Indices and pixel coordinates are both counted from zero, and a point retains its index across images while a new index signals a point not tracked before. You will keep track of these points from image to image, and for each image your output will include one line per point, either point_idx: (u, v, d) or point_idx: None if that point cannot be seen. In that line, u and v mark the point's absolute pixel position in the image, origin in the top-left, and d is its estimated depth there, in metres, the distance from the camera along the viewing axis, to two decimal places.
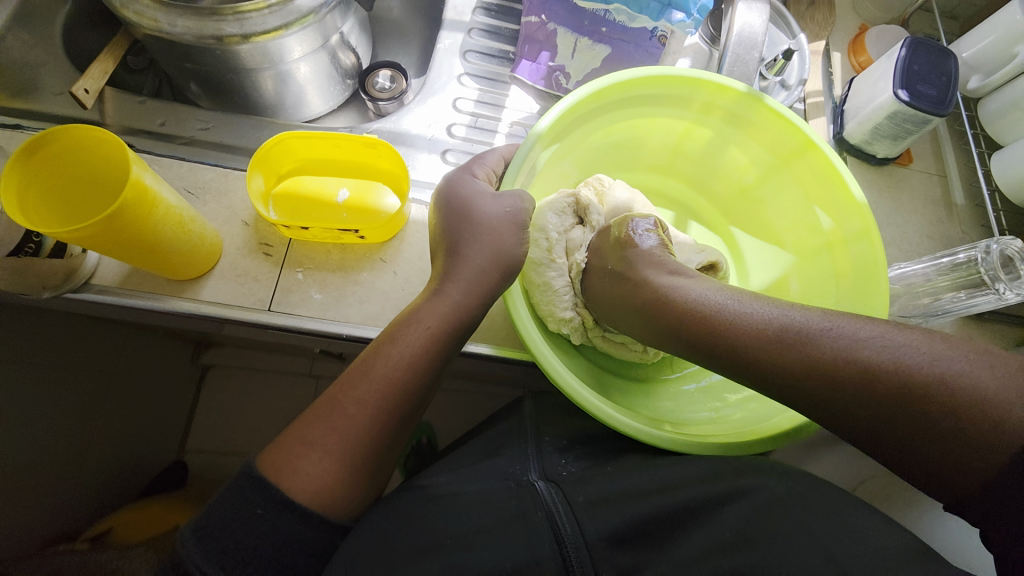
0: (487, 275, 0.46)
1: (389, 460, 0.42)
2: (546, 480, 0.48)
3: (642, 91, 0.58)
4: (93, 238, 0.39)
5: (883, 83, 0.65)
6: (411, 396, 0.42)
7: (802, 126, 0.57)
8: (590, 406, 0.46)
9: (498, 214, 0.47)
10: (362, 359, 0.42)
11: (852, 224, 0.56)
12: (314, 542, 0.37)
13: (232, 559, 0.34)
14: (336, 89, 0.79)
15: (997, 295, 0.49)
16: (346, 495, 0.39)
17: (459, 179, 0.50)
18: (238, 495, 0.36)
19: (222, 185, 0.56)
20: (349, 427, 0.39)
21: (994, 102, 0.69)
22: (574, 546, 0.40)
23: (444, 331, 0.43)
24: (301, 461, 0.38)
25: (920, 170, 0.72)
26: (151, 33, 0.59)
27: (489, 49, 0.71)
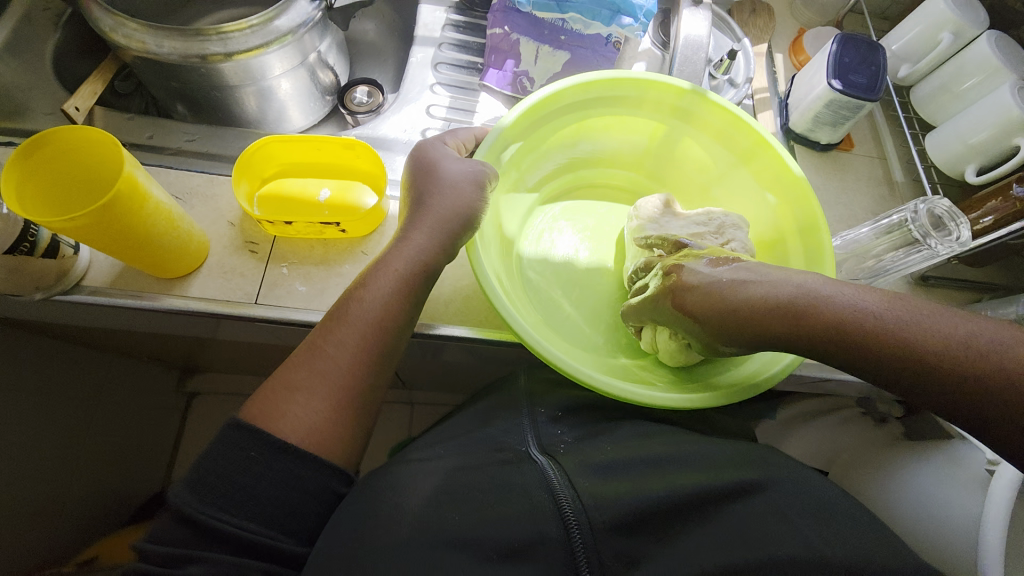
0: (449, 223, 0.49)
1: (371, 403, 0.44)
2: (545, 454, 0.49)
3: (609, 91, 0.62)
4: (88, 230, 0.42)
5: (818, 76, 0.71)
6: (387, 333, 0.45)
7: (753, 123, 0.60)
8: (574, 371, 0.47)
9: (462, 173, 0.51)
10: (337, 309, 0.45)
11: (802, 218, 0.59)
12: (308, 481, 0.39)
13: (230, 500, 0.36)
14: (315, 105, 0.83)
15: (930, 250, 0.54)
16: (341, 435, 0.41)
17: (431, 145, 0.53)
18: (227, 442, 0.38)
19: (207, 190, 0.59)
20: (332, 368, 0.42)
21: (924, 88, 0.76)
22: (577, 520, 0.41)
23: (410, 273, 0.47)
24: (289, 405, 0.41)
25: (863, 154, 0.78)
26: (139, 55, 0.62)
27: (459, 61, 0.76)
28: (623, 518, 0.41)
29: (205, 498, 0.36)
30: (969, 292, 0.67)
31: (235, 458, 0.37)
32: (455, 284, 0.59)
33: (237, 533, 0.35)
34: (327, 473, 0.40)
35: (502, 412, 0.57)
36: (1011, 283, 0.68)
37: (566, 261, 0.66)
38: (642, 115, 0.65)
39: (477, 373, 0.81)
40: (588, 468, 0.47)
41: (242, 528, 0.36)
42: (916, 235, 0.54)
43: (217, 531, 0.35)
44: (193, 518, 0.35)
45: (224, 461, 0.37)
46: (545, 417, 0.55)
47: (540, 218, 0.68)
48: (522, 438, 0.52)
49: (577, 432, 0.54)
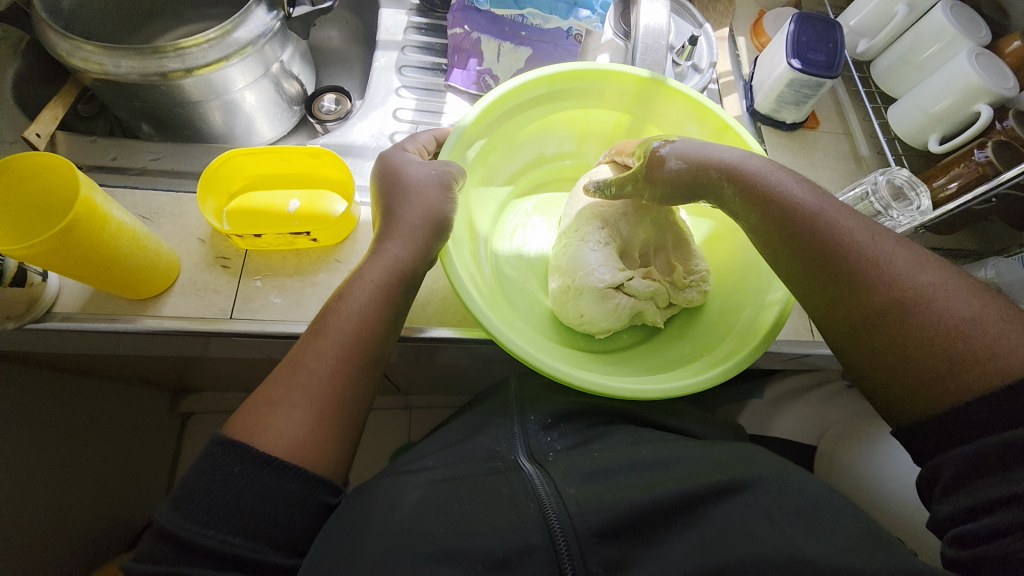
0: (421, 230, 0.49)
1: (358, 415, 0.44)
2: (534, 463, 0.50)
3: (571, 84, 0.62)
4: (50, 254, 0.42)
5: (778, 57, 0.72)
6: (367, 342, 0.44)
7: (716, 108, 0.60)
8: (552, 371, 0.48)
9: (425, 178, 0.51)
10: (315, 323, 0.45)
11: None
12: (293, 495, 0.38)
13: (214, 516, 0.36)
14: (283, 115, 0.83)
15: (892, 221, 0.55)
16: (325, 445, 0.41)
17: (391, 153, 0.53)
18: (209, 461, 0.38)
19: (175, 208, 0.58)
20: (312, 380, 0.42)
21: (884, 60, 0.76)
22: (562, 530, 0.41)
23: (387, 282, 0.46)
24: (270, 418, 0.40)
25: (828, 131, 0.79)
26: (98, 77, 0.62)
27: (424, 63, 0.76)
28: (609, 523, 0.42)
29: (188, 514, 0.36)
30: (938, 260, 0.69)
31: (218, 476, 0.37)
32: (434, 290, 0.60)
33: (221, 548, 0.35)
34: (314, 484, 0.39)
35: (496, 418, 0.58)
36: (977, 248, 0.70)
37: (539, 254, 0.67)
38: (608, 106, 0.66)
39: (464, 372, 0.81)
40: (575, 476, 0.48)
41: (226, 542, 0.35)
42: (877, 206, 0.55)
43: (200, 546, 0.35)
44: (177, 535, 0.35)
45: (206, 479, 0.37)
46: (537, 426, 0.55)
47: (513, 213, 0.69)
48: (512, 446, 0.53)
49: (569, 440, 0.54)
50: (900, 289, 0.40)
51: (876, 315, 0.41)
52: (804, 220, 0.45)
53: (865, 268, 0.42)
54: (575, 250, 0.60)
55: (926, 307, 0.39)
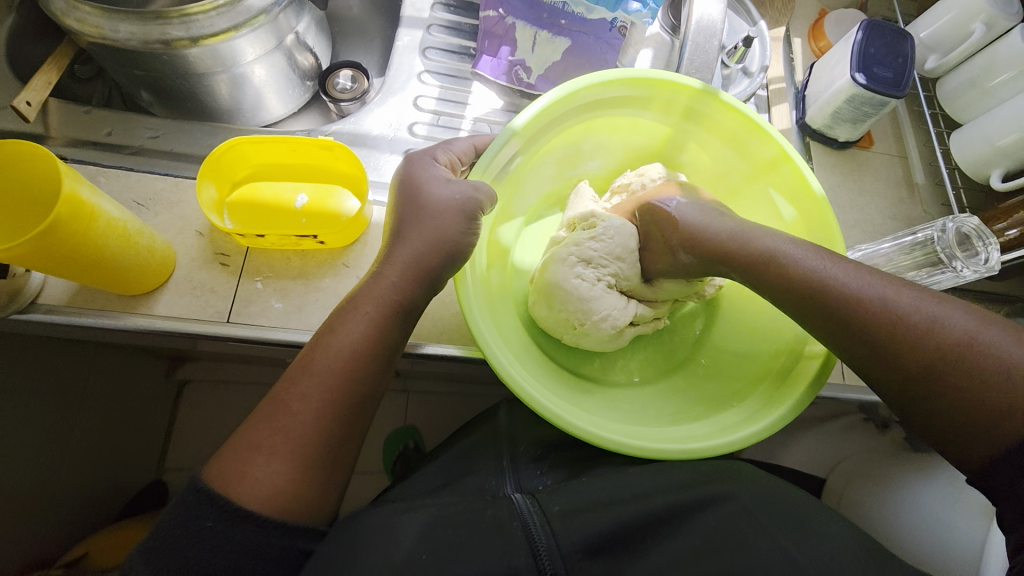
0: (426, 258, 0.45)
1: (347, 460, 0.40)
2: (522, 492, 0.47)
3: (621, 92, 0.56)
4: (30, 256, 0.38)
5: (841, 68, 0.66)
6: (359, 382, 0.40)
7: (776, 134, 0.55)
8: (564, 423, 0.44)
9: (438, 197, 0.46)
10: (302, 357, 0.41)
11: (821, 240, 0.54)
12: (271, 547, 0.35)
13: (186, 573, 0.33)
14: (295, 91, 0.77)
15: (955, 273, 0.50)
16: (309, 495, 0.37)
17: (420, 162, 0.49)
18: (184, 509, 0.35)
19: (173, 195, 0.54)
20: (296, 425, 0.38)
21: (953, 80, 0.69)
22: (546, 550, 0.40)
23: (383, 316, 0.42)
24: (248, 467, 0.36)
25: (882, 152, 0.73)
26: (95, 41, 0.57)
27: (450, 45, 0.70)
28: (595, 539, 0.41)
29: (161, 566, 0.34)
30: (988, 306, 0.64)
31: (190, 530, 0.34)
32: (444, 304, 0.55)
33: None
34: (294, 536, 0.36)
35: (486, 446, 0.54)
36: None
37: None
38: (655, 118, 0.60)
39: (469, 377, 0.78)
40: (563, 493, 0.46)
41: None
42: (941, 255, 0.50)
43: None
44: None
45: (180, 532, 0.34)
46: (527, 459, 0.52)
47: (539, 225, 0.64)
48: (501, 481, 0.49)
49: (561, 473, 0.50)
50: (938, 346, 0.39)
51: (908, 368, 0.40)
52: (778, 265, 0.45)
53: (861, 312, 0.41)
54: (565, 278, 0.54)
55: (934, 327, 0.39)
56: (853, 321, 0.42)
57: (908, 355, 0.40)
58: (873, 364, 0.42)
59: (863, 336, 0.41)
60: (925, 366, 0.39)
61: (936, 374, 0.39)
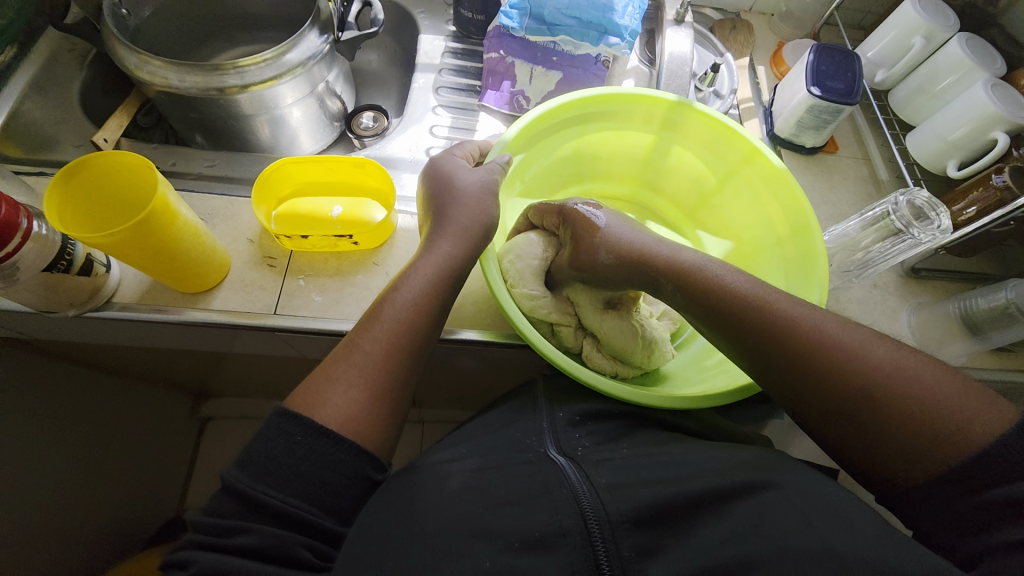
0: (471, 232, 0.53)
1: (405, 399, 0.45)
2: (564, 455, 0.50)
3: (605, 108, 0.66)
4: (124, 245, 0.45)
5: (799, 84, 0.76)
6: (417, 331, 0.46)
7: (744, 133, 0.63)
8: (585, 376, 0.51)
9: (477, 183, 0.55)
10: (370, 309, 0.47)
11: (796, 219, 0.61)
12: (346, 466, 0.39)
13: (278, 477, 0.37)
14: (323, 131, 0.88)
15: (914, 239, 0.56)
16: (375, 425, 0.42)
17: (443, 158, 0.58)
18: (276, 427, 0.39)
19: (228, 210, 0.62)
20: (367, 361, 0.44)
21: (902, 89, 0.79)
22: (595, 515, 0.42)
23: (441, 277, 0.49)
24: (328, 394, 0.42)
25: (847, 155, 0.82)
26: (162, 89, 0.67)
27: (459, 84, 0.81)
28: (638, 511, 0.42)
29: (256, 474, 0.37)
30: (960, 281, 0.69)
31: (281, 441, 0.38)
32: (467, 294, 0.62)
33: (284, 509, 0.36)
34: (366, 461, 0.40)
35: (519, 413, 0.58)
36: (999, 272, 0.71)
37: None
38: (640, 130, 0.69)
39: (486, 380, 0.83)
40: (607, 470, 0.48)
41: (286, 502, 0.36)
42: (899, 225, 0.57)
43: (265, 505, 0.36)
44: (244, 492, 0.36)
45: (273, 444, 0.38)
46: (564, 423, 0.54)
47: None
48: (541, 439, 0.53)
49: (597, 438, 0.53)
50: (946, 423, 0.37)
51: (910, 442, 0.38)
52: (753, 315, 0.45)
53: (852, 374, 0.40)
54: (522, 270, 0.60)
55: (925, 387, 0.39)
56: (852, 386, 0.40)
57: (930, 438, 0.37)
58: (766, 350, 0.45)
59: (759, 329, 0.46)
60: (908, 436, 0.38)
61: (930, 448, 0.37)
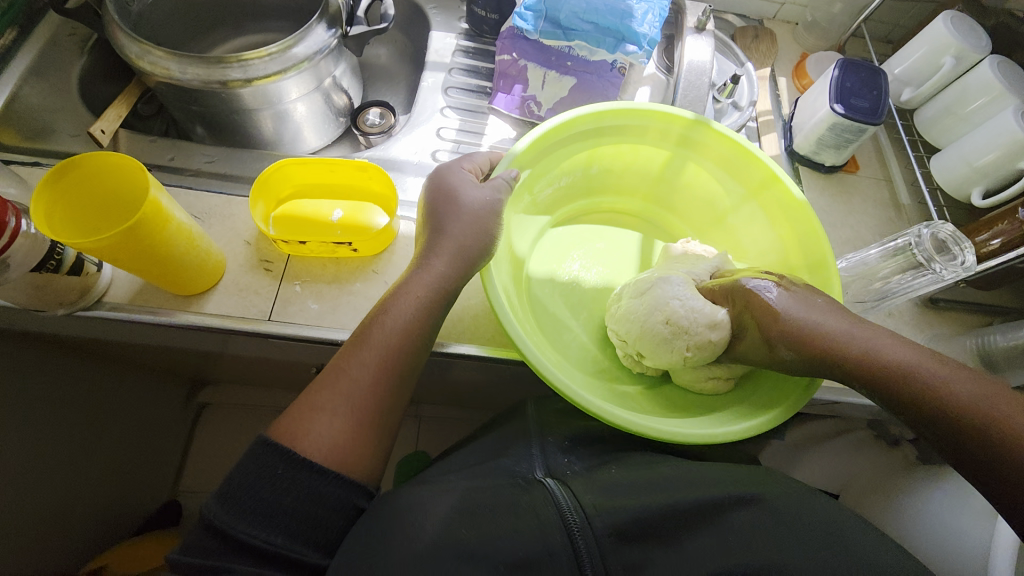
0: (471, 250, 0.51)
1: (393, 426, 0.44)
2: (555, 479, 0.49)
3: (621, 122, 0.63)
4: (114, 250, 0.44)
5: (821, 101, 0.73)
6: (406, 355, 0.45)
7: (763, 157, 0.61)
8: (597, 409, 0.47)
9: (482, 200, 0.53)
10: (358, 331, 0.45)
11: (812, 253, 0.59)
12: (331, 498, 0.38)
13: (259, 514, 0.36)
14: (328, 126, 0.86)
15: (936, 274, 0.53)
16: (361, 456, 0.41)
17: (449, 170, 0.55)
18: (255, 460, 0.37)
19: (225, 209, 0.61)
20: (355, 388, 0.42)
21: (929, 110, 0.76)
22: (579, 525, 0.42)
23: (431, 297, 0.47)
24: (311, 424, 0.40)
25: (867, 176, 0.79)
26: (163, 80, 0.65)
27: (469, 85, 0.79)
28: (629, 523, 0.42)
29: (234, 510, 0.36)
30: (978, 314, 0.67)
31: (261, 475, 0.37)
32: (466, 308, 0.60)
33: (266, 547, 0.35)
34: (352, 492, 0.39)
35: (512, 438, 0.57)
36: (1020, 305, 0.68)
37: (574, 282, 0.67)
38: (655, 146, 0.67)
39: (483, 389, 0.81)
40: (596, 488, 0.47)
41: (267, 542, 0.35)
42: (920, 258, 0.54)
43: (245, 543, 0.35)
44: (221, 528, 0.35)
45: (252, 478, 0.37)
46: (554, 448, 0.54)
47: (552, 242, 0.70)
48: (530, 466, 0.52)
49: (588, 463, 0.53)
50: None
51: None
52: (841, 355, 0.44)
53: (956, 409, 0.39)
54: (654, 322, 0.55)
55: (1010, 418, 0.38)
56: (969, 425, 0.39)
57: None
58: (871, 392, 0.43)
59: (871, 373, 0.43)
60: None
61: None
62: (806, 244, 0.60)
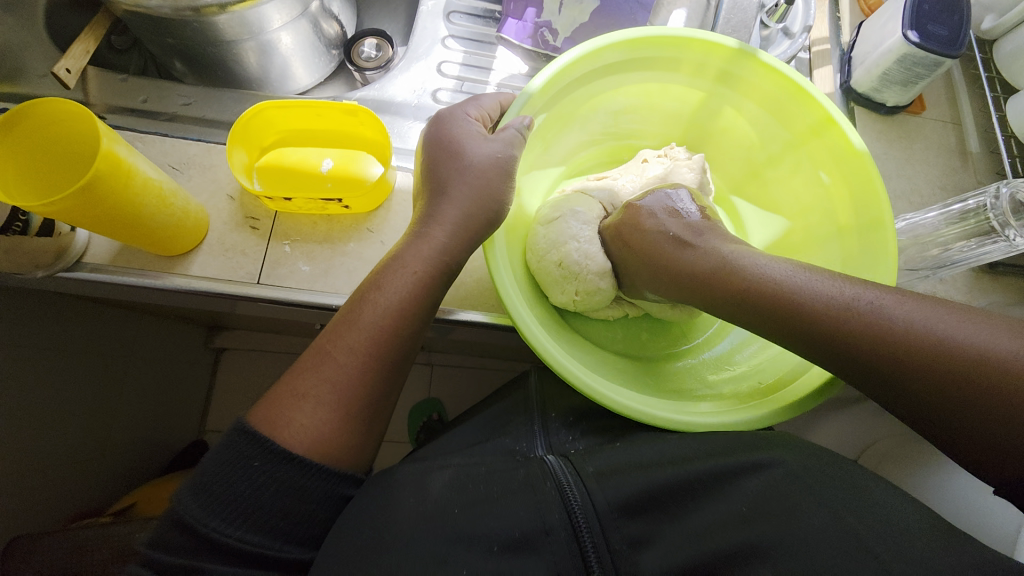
0: (474, 217, 0.45)
1: (386, 410, 0.41)
2: (555, 455, 0.46)
3: (651, 53, 0.53)
4: (74, 212, 0.40)
5: (892, 26, 0.61)
6: (400, 339, 0.41)
7: (820, 98, 0.51)
8: (607, 397, 0.43)
9: (490, 157, 0.46)
10: (347, 309, 0.41)
11: (866, 212, 0.51)
12: (314, 492, 0.37)
13: (235, 510, 0.34)
14: (320, 60, 0.77)
15: (1008, 242, 0.46)
16: (350, 443, 0.38)
17: (451, 118, 0.48)
18: (232, 450, 0.36)
19: (205, 159, 0.55)
20: (343, 374, 0.39)
21: (1009, 43, 0.64)
22: (581, 507, 0.39)
23: (429, 275, 0.42)
24: (295, 412, 0.37)
25: (934, 118, 0.68)
26: (128, 8, 0.57)
27: (474, 9, 0.69)
28: (632, 498, 0.39)
29: (207, 505, 0.34)
30: None
31: (238, 468, 0.35)
32: (469, 271, 0.55)
33: (240, 545, 0.34)
34: (337, 483, 0.38)
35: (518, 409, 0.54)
36: None
37: None
38: (689, 83, 0.57)
39: (491, 348, 0.79)
40: (596, 457, 0.45)
41: (243, 540, 0.34)
42: (993, 223, 0.47)
43: (219, 540, 0.34)
44: (193, 525, 0.34)
45: (226, 471, 0.35)
46: (557, 424, 0.51)
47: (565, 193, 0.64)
48: (532, 445, 0.49)
49: (591, 440, 0.49)
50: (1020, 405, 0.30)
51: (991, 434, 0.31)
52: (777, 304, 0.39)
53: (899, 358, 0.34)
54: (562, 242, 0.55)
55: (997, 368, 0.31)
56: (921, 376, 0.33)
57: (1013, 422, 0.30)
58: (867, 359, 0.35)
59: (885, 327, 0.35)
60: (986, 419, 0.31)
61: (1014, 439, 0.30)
62: (859, 200, 0.52)
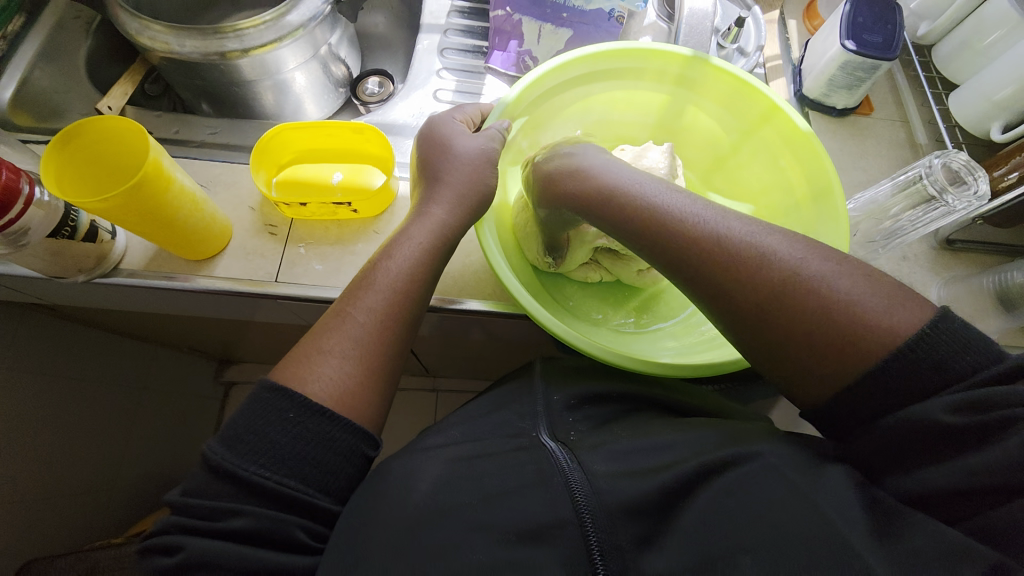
0: (467, 199, 0.52)
1: (397, 368, 0.45)
2: (557, 441, 0.46)
3: (614, 64, 0.62)
4: (118, 209, 0.46)
5: (832, 38, 0.69)
6: (409, 301, 0.46)
7: (765, 89, 0.59)
8: (593, 350, 0.48)
9: (475, 149, 0.53)
10: (361, 278, 0.47)
11: (818, 182, 0.57)
12: (340, 444, 0.39)
13: (270, 458, 0.37)
14: (329, 97, 0.86)
15: (947, 206, 0.52)
16: (366, 397, 0.42)
17: (441, 119, 0.56)
18: (264, 404, 0.39)
19: (229, 177, 0.62)
20: (359, 331, 0.44)
21: (946, 45, 0.72)
22: (587, 503, 0.39)
23: (433, 245, 0.49)
24: (316, 368, 0.42)
25: (882, 118, 0.76)
26: (164, 55, 0.66)
27: (464, 45, 0.78)
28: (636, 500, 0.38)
29: (241, 455, 0.37)
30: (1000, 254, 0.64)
31: (271, 418, 0.38)
32: (467, 264, 0.61)
33: (280, 489, 0.36)
34: (360, 438, 0.41)
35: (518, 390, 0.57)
36: None
37: None
38: (652, 88, 0.65)
39: (492, 352, 0.82)
40: (601, 455, 0.44)
41: (282, 484, 0.37)
42: (932, 191, 0.53)
43: (257, 485, 0.36)
44: (233, 473, 0.36)
45: (259, 421, 0.38)
46: (560, 405, 0.52)
47: None
48: (535, 424, 0.50)
49: (592, 422, 0.51)
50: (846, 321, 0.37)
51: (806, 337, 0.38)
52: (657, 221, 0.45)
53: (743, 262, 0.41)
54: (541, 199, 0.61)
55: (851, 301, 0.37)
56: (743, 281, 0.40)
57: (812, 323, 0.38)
58: (736, 322, 0.41)
59: (709, 278, 0.42)
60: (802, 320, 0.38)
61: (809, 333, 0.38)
62: (812, 172, 0.58)
